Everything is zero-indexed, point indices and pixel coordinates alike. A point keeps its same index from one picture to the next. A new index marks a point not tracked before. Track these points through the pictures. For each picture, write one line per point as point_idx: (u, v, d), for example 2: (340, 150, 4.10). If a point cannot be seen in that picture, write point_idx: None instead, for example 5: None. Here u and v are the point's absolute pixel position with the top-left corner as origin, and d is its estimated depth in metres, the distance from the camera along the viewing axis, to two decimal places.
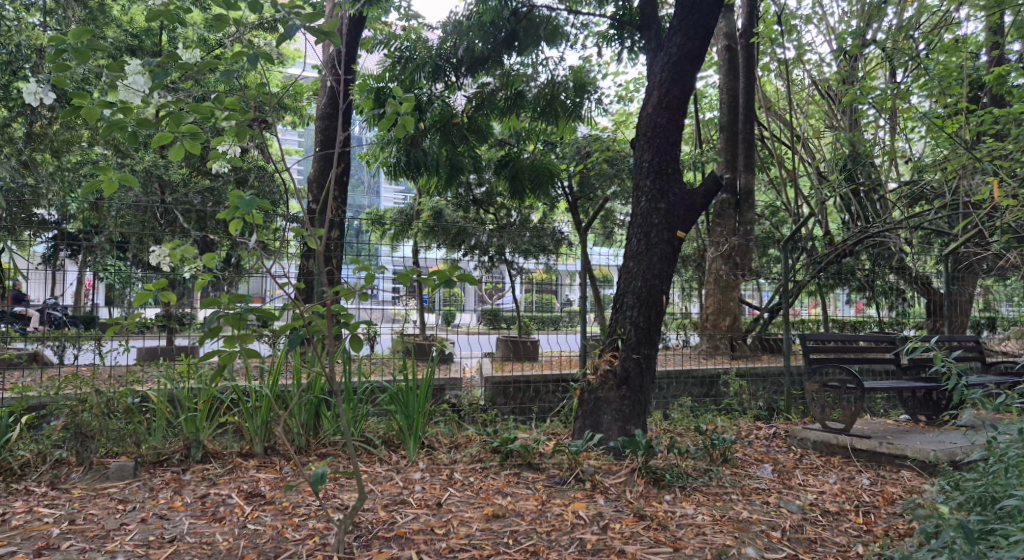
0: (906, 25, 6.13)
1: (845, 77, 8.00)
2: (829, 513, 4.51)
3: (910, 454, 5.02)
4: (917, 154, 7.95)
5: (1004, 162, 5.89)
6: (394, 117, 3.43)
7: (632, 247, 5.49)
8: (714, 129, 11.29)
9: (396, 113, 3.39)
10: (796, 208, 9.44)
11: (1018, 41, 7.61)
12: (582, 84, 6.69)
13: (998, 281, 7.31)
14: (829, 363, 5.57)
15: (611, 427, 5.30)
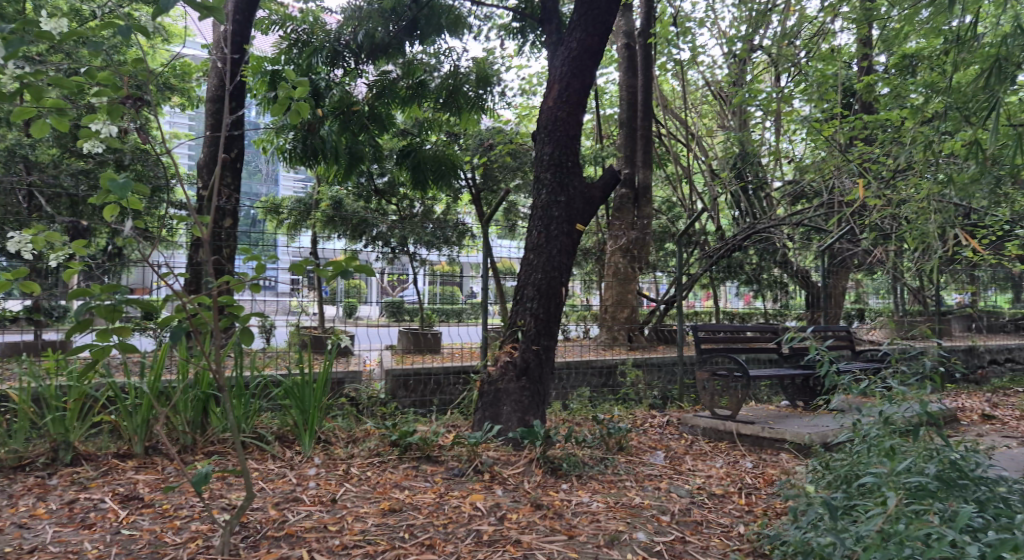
0: (787, 32, 6.46)
1: (735, 80, 8.37)
2: (714, 496, 4.73)
3: (788, 437, 5.32)
4: (799, 155, 8.41)
5: (872, 166, 6.34)
6: (290, 101, 3.28)
7: (533, 239, 5.54)
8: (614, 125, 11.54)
9: (290, 98, 3.25)
10: (690, 205, 9.82)
11: (885, 52, 8.20)
12: (486, 77, 6.65)
13: (869, 275, 7.88)
14: (717, 353, 5.84)
15: (510, 419, 5.33)
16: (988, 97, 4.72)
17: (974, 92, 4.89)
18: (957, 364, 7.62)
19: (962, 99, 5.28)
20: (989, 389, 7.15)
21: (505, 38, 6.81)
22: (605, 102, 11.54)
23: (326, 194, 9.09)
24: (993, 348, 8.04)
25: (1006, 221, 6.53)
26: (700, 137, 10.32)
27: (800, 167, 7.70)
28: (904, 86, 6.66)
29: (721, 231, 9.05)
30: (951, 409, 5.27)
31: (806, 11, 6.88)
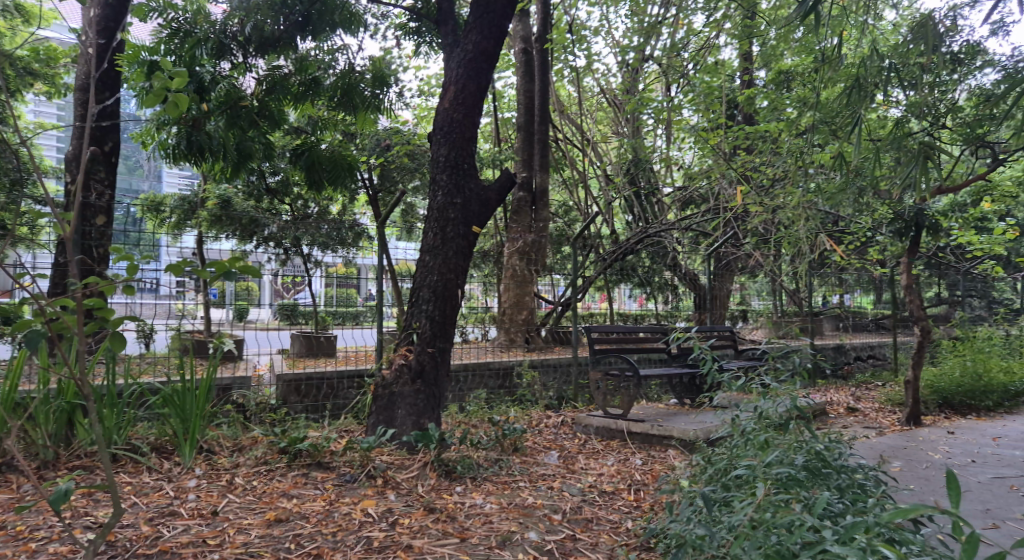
0: (674, 45, 6.72)
1: (628, 89, 8.65)
2: (605, 493, 4.84)
3: (675, 434, 5.50)
4: (687, 163, 8.78)
5: (752, 174, 6.71)
6: (167, 92, 2.99)
7: (428, 241, 5.49)
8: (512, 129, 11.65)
9: (168, 89, 2.96)
10: (586, 209, 10.04)
11: (765, 68, 8.72)
12: (382, 76, 6.62)
13: (751, 277, 8.31)
14: (609, 353, 6.02)
15: (404, 422, 5.25)
16: (852, 112, 5.09)
17: (839, 107, 5.26)
18: (827, 361, 8.17)
19: (829, 113, 5.67)
20: (854, 384, 7.71)
21: (401, 38, 6.75)
22: (503, 106, 11.59)
23: (212, 192, 8.67)
24: (859, 346, 8.69)
25: (868, 228, 7.08)
26: (595, 143, 10.57)
27: (688, 174, 8.03)
28: (780, 100, 7.07)
29: (615, 235, 9.32)
30: (819, 403, 5.64)
31: (693, 25, 7.18)
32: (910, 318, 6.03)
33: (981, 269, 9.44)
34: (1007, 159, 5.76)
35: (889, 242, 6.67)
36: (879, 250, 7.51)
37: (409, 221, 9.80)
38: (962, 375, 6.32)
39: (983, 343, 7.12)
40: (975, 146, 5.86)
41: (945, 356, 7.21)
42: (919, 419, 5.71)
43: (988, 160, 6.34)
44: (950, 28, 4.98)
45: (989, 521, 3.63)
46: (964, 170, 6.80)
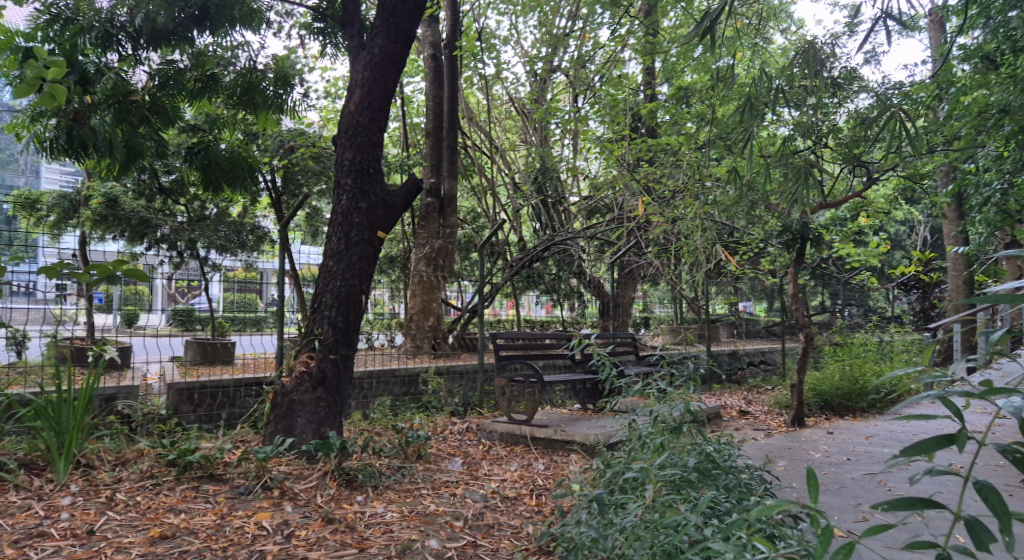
0: (580, 58, 6.88)
1: (536, 98, 8.77)
2: (507, 498, 4.88)
3: (577, 438, 5.57)
4: (593, 173, 8.98)
5: (654, 189, 6.98)
6: (42, 85, 2.89)
7: (332, 245, 5.37)
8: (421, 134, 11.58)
9: (42, 80, 2.86)
10: (495, 216, 10.11)
11: (666, 83, 9.03)
12: (285, 76, 6.44)
13: (653, 285, 8.57)
14: (515, 360, 6.08)
15: (305, 430, 5.11)
16: (744, 130, 5.35)
17: (733, 124, 5.52)
18: (722, 366, 8.54)
19: (722, 129, 5.94)
20: (746, 389, 8.09)
21: (305, 37, 6.58)
22: (413, 111, 11.48)
23: (98, 190, 8.15)
24: (751, 351, 9.13)
25: (759, 240, 7.46)
26: (504, 151, 10.67)
27: (594, 184, 8.23)
28: (680, 115, 7.35)
29: (523, 242, 9.43)
30: (711, 407, 5.89)
31: (598, 39, 7.37)
32: (796, 325, 6.40)
33: (858, 279, 10.13)
34: (880, 178, 6.22)
35: (778, 253, 7.05)
36: (769, 261, 7.92)
37: (315, 225, 9.56)
38: (842, 379, 6.75)
39: (860, 348, 7.64)
40: (851, 165, 6.29)
41: (827, 361, 7.68)
42: (803, 420, 6.05)
43: (863, 178, 6.82)
44: (830, 55, 5.35)
45: (858, 514, 3.90)
46: (843, 187, 7.29)
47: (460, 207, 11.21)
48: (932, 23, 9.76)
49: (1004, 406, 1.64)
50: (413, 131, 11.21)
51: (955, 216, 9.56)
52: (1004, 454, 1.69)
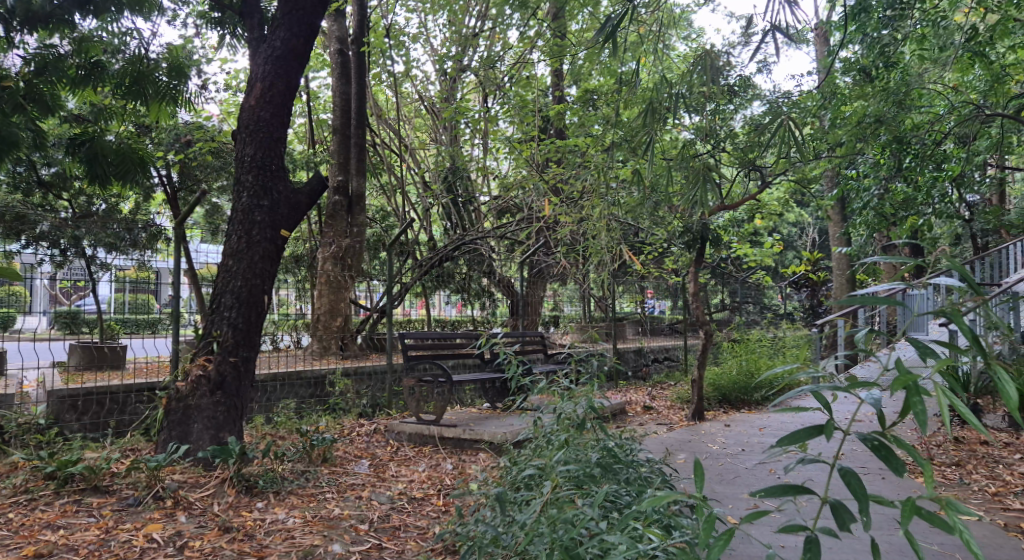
0: (489, 59, 6.91)
1: (447, 97, 8.69)
2: (414, 499, 4.81)
3: (485, 437, 5.57)
4: (503, 173, 9.05)
5: (561, 190, 7.15)
6: None
7: (232, 244, 5.14)
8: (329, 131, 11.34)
9: None
10: (404, 215, 10.02)
11: (574, 86, 9.18)
12: (180, 67, 6.15)
13: (563, 285, 8.72)
14: (423, 360, 6.04)
15: (201, 437, 4.88)
16: (647, 133, 5.50)
17: (636, 127, 5.65)
18: (628, 364, 8.76)
19: (626, 132, 6.09)
20: (650, 385, 8.35)
21: (200, 27, 6.29)
22: (320, 107, 11.17)
23: None
24: (655, 349, 9.41)
25: (662, 240, 7.72)
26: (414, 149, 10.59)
27: (503, 185, 8.27)
28: (587, 118, 7.48)
29: (434, 242, 9.40)
30: (616, 403, 6.04)
31: (507, 40, 7.43)
32: (696, 322, 6.65)
33: (753, 278, 10.62)
34: (772, 181, 6.53)
35: (680, 253, 7.31)
36: (671, 261, 8.17)
37: (215, 223, 9.17)
38: (738, 373, 7.08)
39: (755, 344, 8.02)
40: (745, 169, 6.58)
41: (725, 357, 8.01)
42: (703, 414, 6.29)
43: (757, 181, 7.17)
44: (725, 64, 5.58)
45: (751, 502, 4.07)
46: (739, 191, 7.62)
47: (369, 205, 11.04)
48: (819, 36, 10.34)
49: (864, 398, 1.87)
50: (320, 127, 10.92)
51: (839, 218, 10.17)
52: (864, 442, 1.90)
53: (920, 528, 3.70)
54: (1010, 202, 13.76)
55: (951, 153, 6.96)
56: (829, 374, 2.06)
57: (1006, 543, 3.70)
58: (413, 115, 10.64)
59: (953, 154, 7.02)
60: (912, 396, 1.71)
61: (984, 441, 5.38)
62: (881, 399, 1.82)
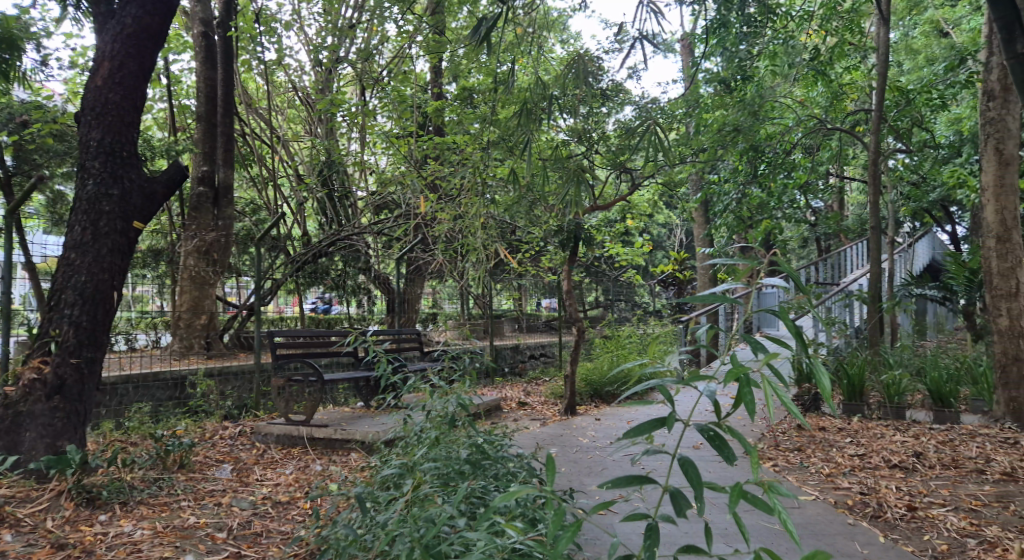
0: (362, 51, 6.78)
1: (322, 88, 8.42)
2: (279, 504, 4.54)
3: (357, 437, 5.45)
4: (381, 168, 8.90)
5: (440, 190, 7.19)
6: None
7: (74, 236, 4.75)
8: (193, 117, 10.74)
9: None
10: (276, 209, 9.66)
11: (452, 84, 9.20)
12: (14, 40, 5.56)
13: (442, 282, 8.72)
14: (293, 359, 5.85)
15: (35, 446, 4.47)
16: (522, 133, 5.58)
17: (513, 127, 5.72)
18: (505, 361, 8.86)
19: (502, 132, 6.17)
20: (526, 382, 8.52)
21: None
22: (183, 92, 10.52)
23: None
24: (532, 346, 9.57)
25: (539, 238, 7.88)
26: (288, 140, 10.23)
27: (380, 180, 8.15)
28: (464, 117, 7.52)
29: (309, 237, 9.12)
30: (490, 400, 6.10)
31: (383, 34, 7.33)
32: (569, 319, 6.81)
33: (625, 276, 11.07)
34: (642, 183, 6.79)
35: (555, 251, 7.49)
36: (547, 260, 8.35)
37: (59, 213, 8.43)
38: (608, 368, 7.37)
39: (626, 340, 8.36)
40: (616, 170, 6.82)
41: (598, 353, 8.28)
42: (575, 409, 6.49)
43: (626, 183, 7.47)
44: (597, 68, 5.74)
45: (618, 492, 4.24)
46: (610, 192, 7.90)
47: (238, 198, 10.54)
48: (685, 47, 10.92)
49: (702, 389, 2.06)
50: (184, 114, 10.32)
51: (703, 220, 10.78)
52: (702, 432, 2.06)
53: (750, 511, 3.96)
54: (848, 209, 15.19)
55: (799, 161, 7.55)
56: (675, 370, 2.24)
57: (835, 519, 4.09)
58: (285, 105, 10.26)
59: (801, 163, 7.61)
60: (744, 387, 1.94)
61: (821, 427, 5.88)
62: (715, 390, 2.01)
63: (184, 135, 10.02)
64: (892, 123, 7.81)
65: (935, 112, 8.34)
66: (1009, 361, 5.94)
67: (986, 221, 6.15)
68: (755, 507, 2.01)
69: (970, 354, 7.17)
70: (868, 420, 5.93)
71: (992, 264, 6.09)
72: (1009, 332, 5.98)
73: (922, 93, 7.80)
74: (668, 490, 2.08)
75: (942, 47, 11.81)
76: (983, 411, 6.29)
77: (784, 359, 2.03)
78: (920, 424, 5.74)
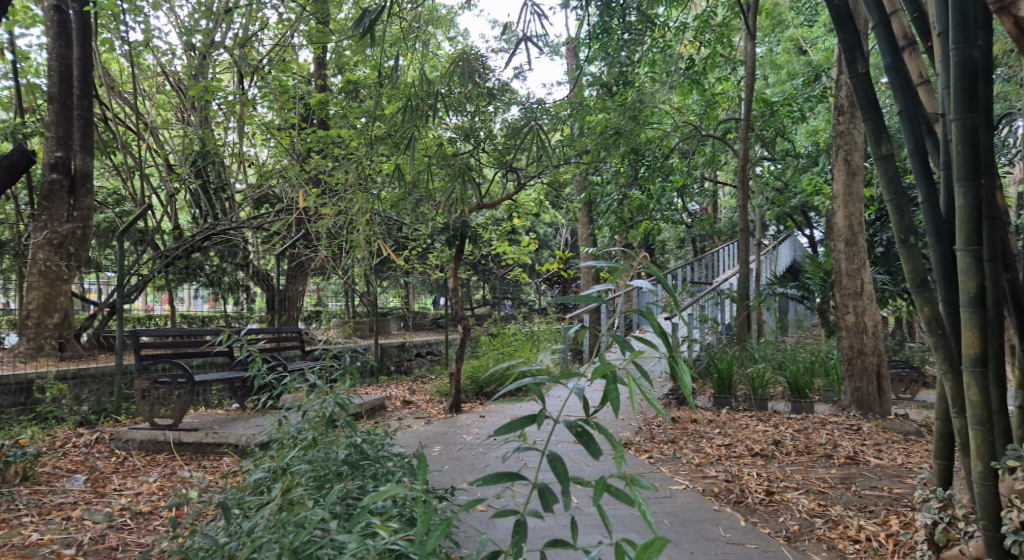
0: (237, 39, 6.49)
1: (196, 74, 8.00)
2: (139, 514, 4.24)
3: (230, 440, 5.21)
4: (261, 160, 8.57)
5: (325, 187, 7.04)
6: None
7: None
8: (43, 99, 9.85)
9: None
10: (143, 200, 9.06)
11: (336, 75, 9.02)
12: None
13: (326, 279, 8.54)
14: (159, 360, 5.50)
15: None
16: (407, 128, 5.53)
17: (397, 122, 5.66)
18: (391, 359, 8.78)
19: (387, 128, 6.10)
20: (412, 380, 8.48)
21: None
22: (31, 70, 9.62)
23: None
24: (419, 343, 9.49)
25: (426, 235, 7.86)
26: (156, 128, 9.63)
27: (260, 173, 7.85)
28: (349, 110, 7.39)
29: (181, 231, 8.63)
30: (373, 400, 6.02)
31: (262, 22, 7.05)
32: (454, 316, 6.81)
33: (512, 274, 11.25)
34: (526, 184, 6.93)
35: (441, 249, 7.51)
36: (433, 257, 8.34)
37: None
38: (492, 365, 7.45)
39: (511, 337, 8.48)
40: (502, 169, 6.91)
41: (484, 351, 8.33)
42: (459, 407, 6.51)
43: (511, 181, 7.58)
44: (485, 67, 5.79)
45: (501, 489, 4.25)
46: (496, 191, 8.01)
47: (98, 187, 9.79)
48: (569, 51, 11.19)
49: (571, 387, 2.07)
50: (32, 93, 9.44)
51: (586, 220, 11.09)
52: (571, 429, 2.07)
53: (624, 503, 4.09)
54: (720, 213, 16.16)
55: (676, 165, 7.92)
56: (548, 366, 2.26)
57: (702, 506, 4.32)
58: (154, 90, 9.64)
59: (677, 168, 7.97)
60: (611, 384, 1.97)
61: (694, 419, 6.19)
62: (584, 388, 2.02)
63: (33, 117, 9.17)
64: (758, 133, 8.36)
65: (796, 123, 8.99)
66: (854, 354, 6.49)
67: (836, 226, 6.69)
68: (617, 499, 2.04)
69: (823, 349, 7.81)
70: (734, 411, 6.31)
71: (842, 265, 6.65)
72: (854, 328, 6.53)
73: (785, 106, 8.40)
74: (537, 484, 2.07)
75: (802, 63, 12.79)
76: (833, 400, 6.87)
77: (649, 358, 2.08)
78: (779, 414, 6.18)
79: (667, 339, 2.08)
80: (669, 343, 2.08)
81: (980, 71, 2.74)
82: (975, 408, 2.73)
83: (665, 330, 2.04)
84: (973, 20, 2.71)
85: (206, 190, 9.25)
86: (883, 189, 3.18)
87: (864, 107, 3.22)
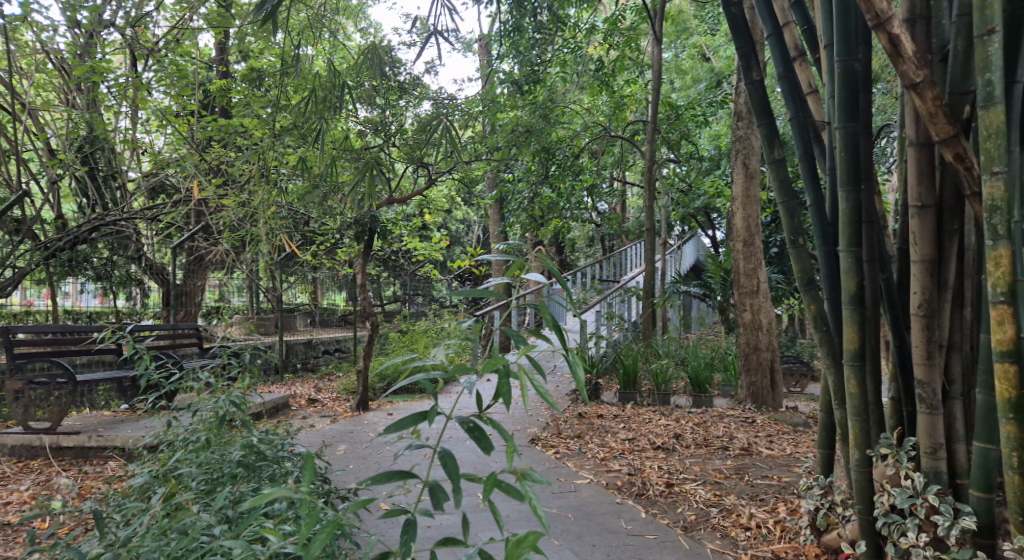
0: (127, 18, 6.12)
1: (84, 53, 7.49)
2: (7, 526, 3.92)
3: (115, 444, 4.89)
4: (156, 148, 8.14)
5: (226, 178, 6.77)
6: None
7: None
8: None
9: None
10: (21, 187, 8.41)
11: (239, 62, 8.69)
12: None
13: (229, 274, 8.22)
14: (36, 359, 5.11)
15: None
16: (313, 119, 5.37)
17: (303, 113, 5.49)
18: (297, 356, 8.60)
19: (291, 118, 5.91)
20: (318, 377, 8.32)
21: None
22: None
23: None
24: (326, 340, 9.32)
25: (334, 230, 7.70)
26: (37, 109, 8.95)
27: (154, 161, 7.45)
28: (251, 98, 7.14)
29: (65, 221, 8.07)
30: (275, 399, 5.80)
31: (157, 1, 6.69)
32: (361, 311, 6.67)
33: (422, 270, 11.20)
34: (436, 179, 6.91)
35: (348, 243, 7.37)
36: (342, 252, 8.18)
37: None
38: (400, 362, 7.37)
39: (421, 333, 8.44)
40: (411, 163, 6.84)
41: (393, 347, 8.25)
42: (366, 404, 6.38)
43: (421, 177, 7.53)
44: (394, 60, 5.70)
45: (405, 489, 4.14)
46: (406, 186, 7.94)
47: None
48: (482, 47, 11.19)
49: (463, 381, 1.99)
50: None
51: (497, 217, 11.15)
52: (462, 424, 1.98)
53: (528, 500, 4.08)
54: (628, 212, 16.66)
55: (586, 165, 8.06)
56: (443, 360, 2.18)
57: (605, 499, 4.39)
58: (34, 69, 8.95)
59: (587, 167, 8.12)
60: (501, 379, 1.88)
61: (599, 414, 6.30)
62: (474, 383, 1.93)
63: None
64: (664, 135, 8.62)
65: (700, 127, 9.33)
66: (750, 350, 6.79)
67: (736, 227, 6.96)
68: (508, 495, 1.99)
69: (722, 345, 8.15)
70: (639, 406, 6.49)
71: (740, 266, 6.94)
72: (751, 325, 6.84)
73: (689, 110, 8.70)
74: (427, 481, 1.99)
75: (706, 70, 13.31)
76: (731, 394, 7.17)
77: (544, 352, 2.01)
78: (680, 408, 6.38)
79: (562, 333, 2.01)
80: (563, 337, 2.01)
81: (860, 82, 2.88)
82: (854, 400, 2.89)
83: (561, 324, 1.97)
84: (854, 34, 2.85)
85: (95, 177, 8.70)
86: (775, 193, 3.29)
87: (758, 114, 3.32)
